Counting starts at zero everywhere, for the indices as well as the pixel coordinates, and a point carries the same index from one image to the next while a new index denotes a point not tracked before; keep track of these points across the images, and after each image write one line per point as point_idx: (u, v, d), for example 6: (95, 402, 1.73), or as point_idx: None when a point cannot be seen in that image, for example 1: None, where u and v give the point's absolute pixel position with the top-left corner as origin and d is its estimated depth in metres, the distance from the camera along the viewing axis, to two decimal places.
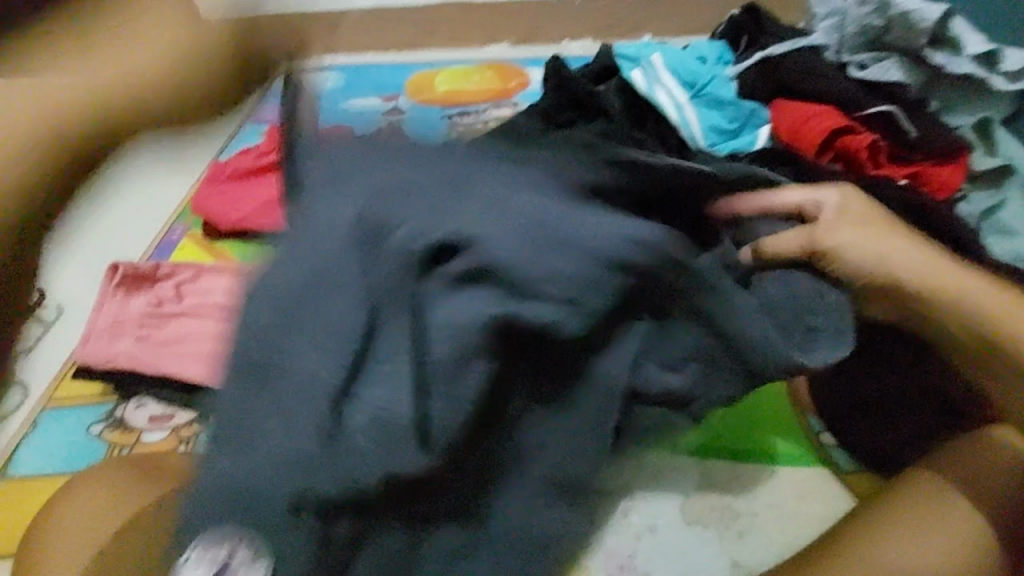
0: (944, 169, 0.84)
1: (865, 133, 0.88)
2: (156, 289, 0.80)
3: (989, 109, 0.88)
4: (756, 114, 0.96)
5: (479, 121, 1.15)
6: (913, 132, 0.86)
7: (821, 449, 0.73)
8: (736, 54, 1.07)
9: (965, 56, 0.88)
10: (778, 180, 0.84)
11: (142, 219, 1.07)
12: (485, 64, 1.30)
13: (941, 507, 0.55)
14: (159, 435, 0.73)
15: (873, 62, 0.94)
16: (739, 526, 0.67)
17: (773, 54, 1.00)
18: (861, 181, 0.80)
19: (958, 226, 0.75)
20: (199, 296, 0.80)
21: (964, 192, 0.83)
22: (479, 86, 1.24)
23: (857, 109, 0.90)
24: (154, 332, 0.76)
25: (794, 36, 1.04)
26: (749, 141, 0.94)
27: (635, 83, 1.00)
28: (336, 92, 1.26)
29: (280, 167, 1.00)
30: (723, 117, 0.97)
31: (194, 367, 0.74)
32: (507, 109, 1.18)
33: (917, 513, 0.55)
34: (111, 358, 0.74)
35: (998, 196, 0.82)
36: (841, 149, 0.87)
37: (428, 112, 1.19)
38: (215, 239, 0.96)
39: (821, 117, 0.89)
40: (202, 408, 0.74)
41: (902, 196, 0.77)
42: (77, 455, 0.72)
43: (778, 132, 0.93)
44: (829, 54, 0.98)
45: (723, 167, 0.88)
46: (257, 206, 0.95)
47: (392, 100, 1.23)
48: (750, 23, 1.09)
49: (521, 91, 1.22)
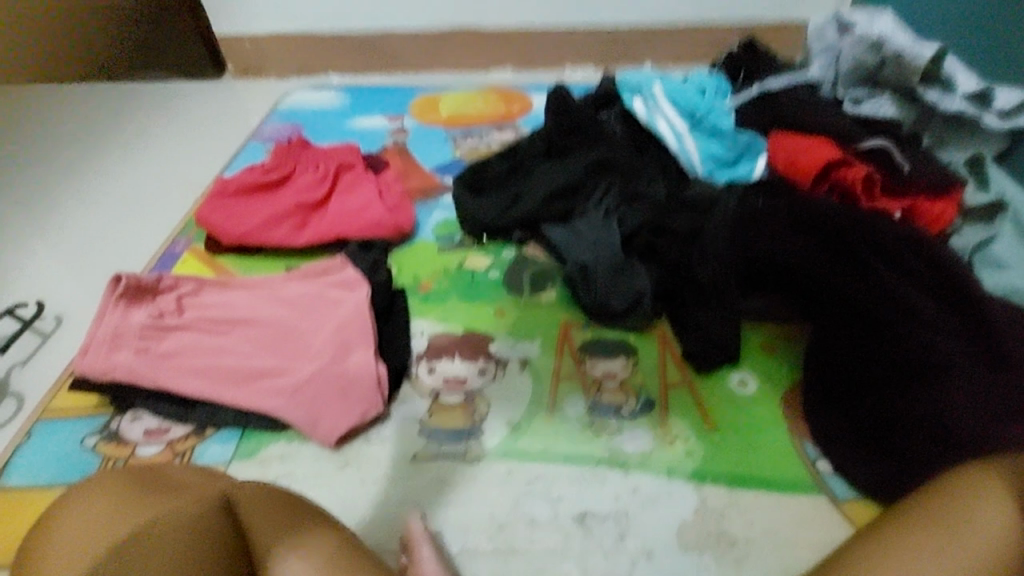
0: (937, 202, 0.85)
1: (861, 166, 0.89)
2: (158, 302, 0.80)
3: (981, 146, 0.90)
4: (754, 145, 0.99)
5: (482, 143, 1.17)
6: (906, 167, 0.87)
7: (815, 477, 0.71)
8: (733, 86, 1.10)
9: (957, 94, 0.90)
10: (777, 207, 0.83)
11: (145, 230, 1.07)
12: (489, 88, 1.33)
13: (983, 511, 0.50)
14: (155, 448, 0.73)
15: (867, 99, 0.98)
16: (735, 553, 0.65)
17: (771, 88, 1.03)
18: (856, 212, 0.81)
19: (952, 262, 0.75)
20: (202, 310, 0.81)
21: (955, 227, 0.85)
22: (483, 110, 1.26)
23: (851, 143, 0.92)
24: (154, 345, 0.76)
25: (791, 70, 1.07)
26: (745, 173, 0.97)
27: (636, 113, 1.04)
28: (342, 111, 1.29)
29: (286, 184, 1.02)
30: (723, 146, 0.99)
31: (192, 381, 0.74)
32: (509, 133, 1.20)
33: (958, 516, 0.50)
34: (109, 369, 0.74)
35: (991, 231, 0.83)
36: (838, 181, 0.88)
37: (432, 133, 1.21)
38: (218, 253, 0.97)
39: (817, 148, 0.91)
40: (199, 422, 0.74)
41: (893, 228, 0.79)
42: (68, 469, 0.71)
43: (775, 161, 0.95)
44: (824, 89, 1.03)
45: (717, 195, 0.90)
46: (260, 221, 0.95)
47: (397, 120, 1.25)
48: (748, 55, 1.12)
49: (524, 115, 1.24)
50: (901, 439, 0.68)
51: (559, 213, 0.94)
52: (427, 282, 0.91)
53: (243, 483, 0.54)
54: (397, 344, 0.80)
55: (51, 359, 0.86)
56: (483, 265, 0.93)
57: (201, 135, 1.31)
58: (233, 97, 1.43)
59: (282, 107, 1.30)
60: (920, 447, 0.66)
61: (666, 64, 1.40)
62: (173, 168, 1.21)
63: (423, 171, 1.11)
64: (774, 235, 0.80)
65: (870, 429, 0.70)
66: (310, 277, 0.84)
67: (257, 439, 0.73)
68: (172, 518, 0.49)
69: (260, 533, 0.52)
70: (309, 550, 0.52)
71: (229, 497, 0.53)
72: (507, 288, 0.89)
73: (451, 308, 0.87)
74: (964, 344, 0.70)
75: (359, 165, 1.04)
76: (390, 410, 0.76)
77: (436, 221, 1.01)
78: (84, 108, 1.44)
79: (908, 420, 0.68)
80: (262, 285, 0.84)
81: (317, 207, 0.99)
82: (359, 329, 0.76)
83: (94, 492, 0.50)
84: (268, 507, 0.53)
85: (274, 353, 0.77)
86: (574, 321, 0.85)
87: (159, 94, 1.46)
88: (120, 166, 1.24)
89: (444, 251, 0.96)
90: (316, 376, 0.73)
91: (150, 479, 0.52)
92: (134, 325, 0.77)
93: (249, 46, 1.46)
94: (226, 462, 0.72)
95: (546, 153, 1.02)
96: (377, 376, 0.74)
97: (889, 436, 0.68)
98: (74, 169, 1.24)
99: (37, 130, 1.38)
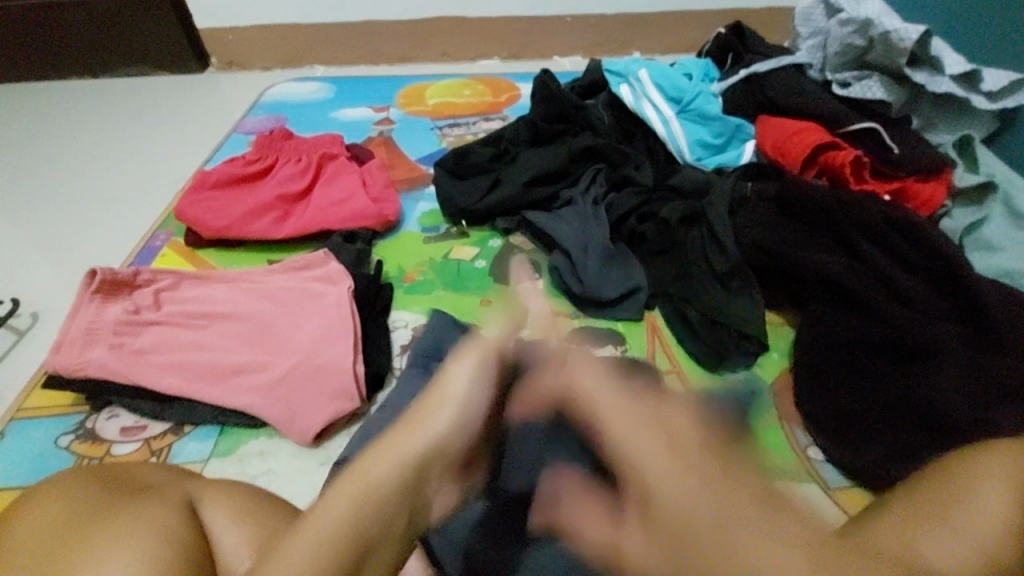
0: (929, 184, 0.85)
1: (849, 148, 0.88)
2: (134, 297, 0.79)
3: (971, 127, 0.89)
4: (742, 130, 0.98)
5: (468, 133, 1.15)
6: (895, 150, 0.87)
7: (809, 466, 0.67)
8: (721, 71, 1.09)
9: (946, 75, 0.88)
10: (764, 194, 0.85)
11: (124, 225, 1.05)
12: (475, 78, 1.31)
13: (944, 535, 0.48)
14: (130, 447, 0.71)
15: (855, 81, 0.95)
16: None
17: (758, 71, 1.01)
18: (846, 194, 0.80)
19: (944, 243, 0.74)
20: (179, 304, 0.79)
21: (946, 209, 0.84)
22: (469, 100, 1.24)
23: (840, 126, 0.91)
24: (130, 340, 0.75)
25: (780, 54, 1.06)
26: (735, 156, 0.96)
27: (623, 98, 1.02)
28: (326, 103, 1.26)
29: (267, 176, 1.00)
30: (709, 132, 0.98)
31: (168, 377, 0.73)
32: (496, 122, 1.18)
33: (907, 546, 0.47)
34: (83, 365, 0.72)
35: (981, 213, 0.81)
36: (826, 164, 0.87)
37: (417, 124, 1.19)
38: (196, 246, 0.95)
39: (805, 132, 0.90)
40: (177, 419, 0.72)
41: (881, 210, 0.78)
42: (38, 467, 0.69)
43: (764, 146, 0.94)
44: (813, 72, 1.00)
45: (710, 180, 0.90)
46: (241, 214, 0.94)
47: (382, 111, 1.23)
48: (737, 40, 1.10)
49: (511, 104, 1.23)
50: (887, 430, 0.65)
51: (542, 199, 0.93)
52: (412, 273, 0.89)
53: (209, 486, 0.53)
54: (380, 336, 0.79)
55: (26, 358, 0.84)
56: (468, 255, 0.91)
57: (182, 129, 1.28)
58: (217, 90, 1.40)
59: (265, 99, 1.28)
60: (899, 435, 0.64)
61: (655, 53, 1.39)
62: (154, 163, 1.19)
63: (407, 161, 1.09)
64: (757, 223, 0.82)
65: (864, 415, 0.67)
66: (291, 270, 0.83)
67: (237, 435, 0.72)
68: (136, 517, 0.47)
69: (221, 537, 0.49)
70: None
71: (194, 502, 0.50)
72: (493, 279, 0.88)
73: (435, 299, 0.85)
74: (956, 327, 0.69)
75: (342, 156, 1.02)
76: (373, 404, 0.74)
77: (421, 211, 0.99)
78: (66, 103, 1.41)
79: (885, 399, 0.66)
80: (243, 279, 0.82)
81: (299, 199, 0.97)
82: (341, 323, 0.74)
83: (61, 498, 0.49)
84: (233, 510, 0.51)
85: (253, 347, 0.75)
86: (562, 310, 0.83)
87: (141, 90, 1.44)
88: (99, 162, 1.21)
89: (430, 241, 0.94)
90: (295, 370, 0.72)
91: (118, 481, 0.52)
92: (109, 321, 0.75)
93: (231, 38, 1.44)
94: (205, 459, 0.70)
95: (530, 140, 1.00)
96: (357, 370, 0.72)
97: (868, 422, 0.66)
98: (52, 165, 1.22)
99: (17, 126, 1.35)
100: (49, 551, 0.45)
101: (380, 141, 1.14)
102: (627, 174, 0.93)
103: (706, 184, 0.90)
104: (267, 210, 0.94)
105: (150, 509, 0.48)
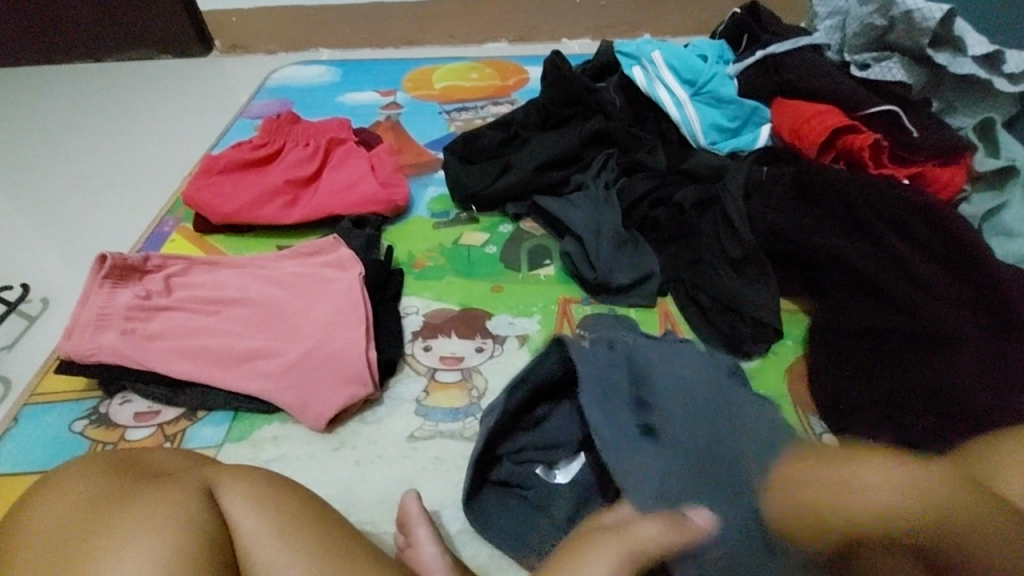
0: (947, 169, 0.83)
1: (868, 131, 0.86)
2: (145, 282, 0.79)
3: (991, 111, 0.87)
4: (758, 113, 0.96)
5: (477, 117, 1.14)
6: (915, 132, 0.85)
7: None
8: (736, 53, 1.06)
9: (968, 55, 0.85)
10: (779, 179, 0.84)
11: (133, 210, 1.05)
12: (483, 61, 1.29)
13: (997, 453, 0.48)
14: (144, 432, 0.71)
15: (874, 62, 0.93)
16: None
17: (775, 53, 0.99)
18: (862, 179, 0.79)
19: (962, 227, 0.73)
20: (190, 290, 0.79)
21: (965, 194, 0.83)
22: (477, 83, 1.22)
23: (858, 109, 0.89)
24: (141, 326, 0.75)
25: (797, 35, 1.03)
26: (750, 140, 0.94)
27: (636, 81, 1.00)
28: (333, 86, 1.25)
29: (275, 161, 0.99)
30: (724, 115, 0.96)
31: (179, 362, 0.73)
32: (505, 106, 1.16)
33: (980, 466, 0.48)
34: (95, 351, 0.72)
35: (1001, 198, 0.80)
36: (844, 148, 0.86)
37: (425, 107, 1.17)
38: (205, 231, 0.94)
39: (824, 115, 0.88)
40: (190, 405, 0.72)
41: (902, 196, 0.76)
42: (53, 452, 0.70)
43: (780, 130, 0.92)
44: (830, 53, 0.99)
45: (725, 165, 0.88)
46: (249, 199, 0.93)
47: (389, 95, 1.21)
48: (753, 21, 1.08)
49: (520, 88, 1.21)
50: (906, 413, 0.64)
51: (553, 184, 0.91)
52: (422, 259, 0.89)
53: (228, 471, 0.52)
54: (391, 322, 0.78)
55: (37, 343, 0.84)
56: (479, 241, 0.90)
57: (187, 113, 1.27)
58: (222, 73, 1.39)
59: (270, 83, 1.26)
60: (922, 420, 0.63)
61: (667, 35, 1.36)
62: (160, 147, 1.18)
63: (415, 146, 1.08)
64: (775, 208, 0.80)
65: (876, 402, 0.65)
66: (301, 256, 0.82)
67: (250, 420, 0.72)
68: (156, 505, 0.47)
69: (241, 523, 0.48)
70: (298, 543, 0.48)
71: (212, 488, 0.50)
72: (505, 265, 0.87)
73: (447, 284, 0.85)
74: (974, 315, 0.67)
75: (351, 140, 1.01)
76: (386, 390, 0.74)
77: (431, 196, 0.98)
78: (71, 87, 1.40)
79: (901, 379, 0.65)
80: (253, 265, 0.82)
81: (308, 183, 0.96)
82: (352, 309, 0.74)
83: (80, 482, 0.49)
84: (252, 497, 0.50)
85: (265, 334, 0.74)
86: (573, 296, 0.82)
87: (146, 73, 1.42)
88: (105, 146, 1.20)
89: (439, 226, 0.93)
90: (307, 356, 0.71)
91: (134, 467, 0.51)
92: (120, 306, 0.75)
93: (235, 21, 1.42)
94: (218, 445, 0.70)
95: (541, 124, 0.99)
96: (369, 357, 0.71)
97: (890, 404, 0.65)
98: (57, 149, 1.21)
99: (23, 111, 1.34)
100: (72, 542, 0.45)
101: (388, 126, 1.12)
102: (639, 159, 0.92)
103: (721, 169, 0.88)
104: (276, 195, 0.93)
105: (169, 499, 0.47)
